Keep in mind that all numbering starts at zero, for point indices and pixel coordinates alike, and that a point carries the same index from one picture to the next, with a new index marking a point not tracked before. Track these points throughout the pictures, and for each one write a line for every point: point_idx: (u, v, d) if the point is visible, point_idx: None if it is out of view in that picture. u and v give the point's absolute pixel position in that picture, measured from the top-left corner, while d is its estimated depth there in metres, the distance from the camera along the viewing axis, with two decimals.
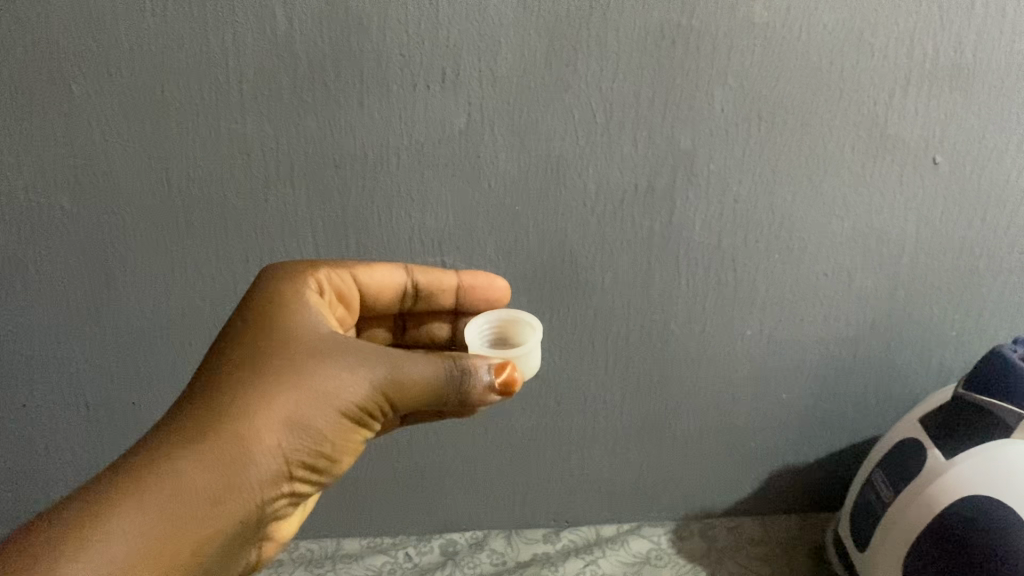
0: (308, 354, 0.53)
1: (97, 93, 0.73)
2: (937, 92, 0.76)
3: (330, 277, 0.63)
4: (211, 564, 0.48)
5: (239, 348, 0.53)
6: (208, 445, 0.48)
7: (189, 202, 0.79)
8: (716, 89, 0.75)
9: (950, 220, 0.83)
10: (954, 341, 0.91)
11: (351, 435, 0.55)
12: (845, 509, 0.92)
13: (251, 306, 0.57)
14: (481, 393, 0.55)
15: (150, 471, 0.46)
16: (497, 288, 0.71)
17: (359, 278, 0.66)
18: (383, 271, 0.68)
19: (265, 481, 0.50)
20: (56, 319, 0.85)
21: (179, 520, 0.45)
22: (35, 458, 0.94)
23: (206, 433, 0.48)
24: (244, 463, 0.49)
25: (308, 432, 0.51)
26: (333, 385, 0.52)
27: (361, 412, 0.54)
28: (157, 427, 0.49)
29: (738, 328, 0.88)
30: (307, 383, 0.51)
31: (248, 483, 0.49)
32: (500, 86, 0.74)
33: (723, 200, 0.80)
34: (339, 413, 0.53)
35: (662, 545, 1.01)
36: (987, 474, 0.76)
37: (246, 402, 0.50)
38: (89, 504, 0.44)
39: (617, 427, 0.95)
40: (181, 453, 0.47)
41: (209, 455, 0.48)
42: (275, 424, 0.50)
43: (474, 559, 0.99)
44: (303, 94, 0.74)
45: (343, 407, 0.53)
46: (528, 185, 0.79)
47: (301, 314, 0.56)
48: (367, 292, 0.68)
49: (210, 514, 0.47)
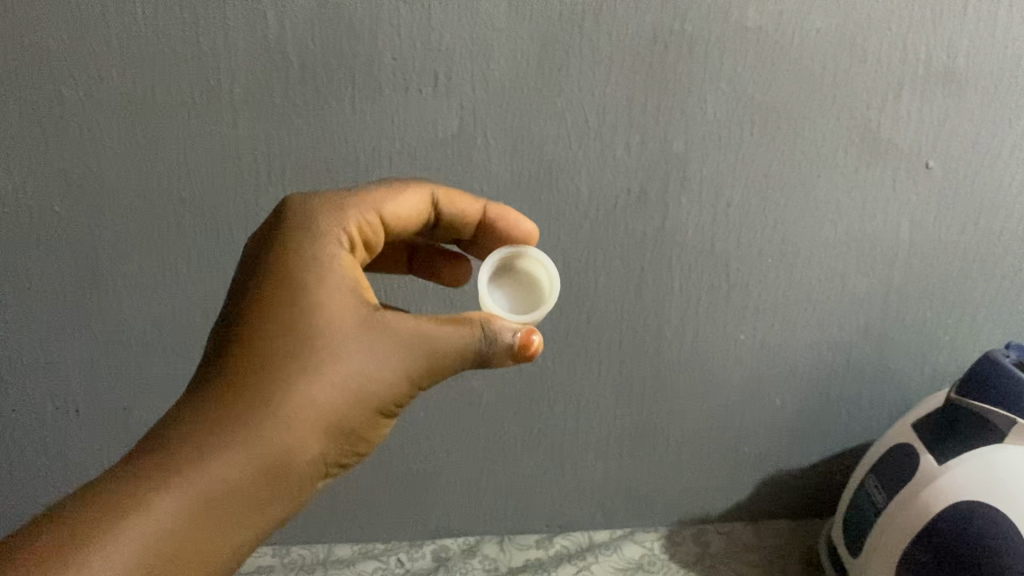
0: (349, 342, 0.50)
1: (88, 95, 0.73)
2: (930, 97, 0.76)
3: (358, 223, 0.58)
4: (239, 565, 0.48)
5: (275, 328, 0.50)
6: (248, 453, 0.46)
7: (181, 206, 0.78)
8: (709, 94, 0.74)
9: (943, 224, 0.83)
10: (948, 346, 0.91)
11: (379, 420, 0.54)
12: (838, 515, 0.92)
13: (284, 270, 0.52)
14: (501, 356, 0.55)
15: (187, 482, 0.44)
16: (525, 229, 0.69)
17: (385, 215, 0.61)
18: (409, 200, 0.63)
19: (305, 484, 0.49)
20: (46, 323, 0.84)
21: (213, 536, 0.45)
22: (24, 463, 0.93)
23: (245, 439, 0.46)
24: (282, 473, 0.47)
25: (347, 430, 0.50)
26: (373, 379, 0.50)
27: (391, 403, 0.52)
28: (187, 414, 0.47)
29: (731, 333, 0.88)
30: (350, 380, 0.50)
31: (288, 490, 0.48)
32: (493, 90, 0.73)
33: (716, 205, 0.80)
34: (372, 406, 0.51)
35: (655, 551, 1.01)
36: (980, 479, 0.76)
37: (287, 404, 0.48)
38: (119, 502, 0.43)
39: (611, 432, 0.95)
40: (219, 460, 0.45)
41: (249, 465, 0.46)
42: (316, 427, 0.48)
43: (466, 565, 0.99)
44: (295, 97, 0.73)
45: (376, 400, 0.51)
46: (521, 189, 0.78)
47: (339, 285, 0.52)
48: (393, 226, 0.62)
49: (245, 526, 0.46)
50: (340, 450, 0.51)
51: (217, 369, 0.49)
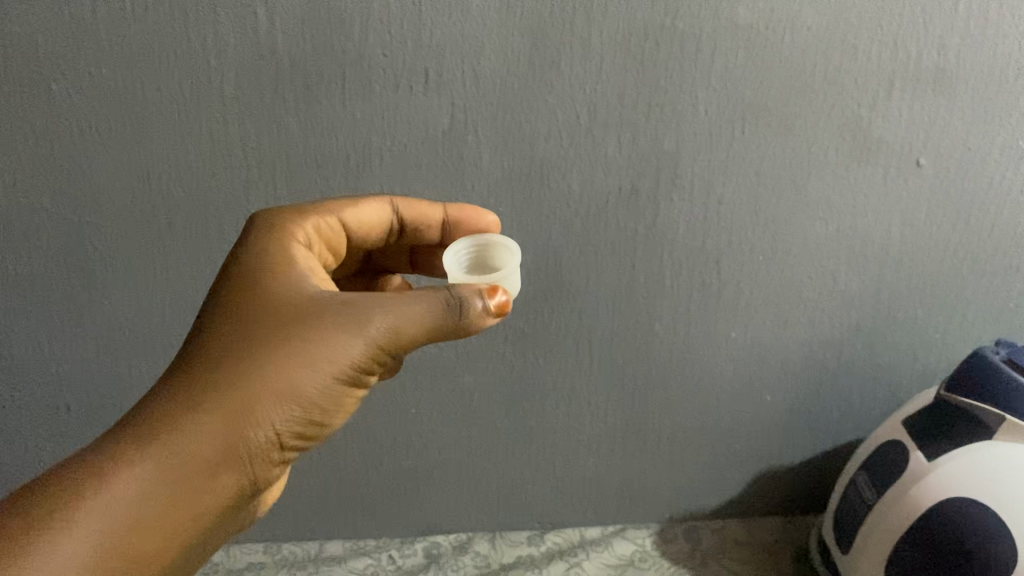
0: (297, 319, 0.50)
1: (78, 92, 0.72)
2: (920, 93, 0.76)
3: (318, 226, 0.62)
4: (199, 550, 0.48)
5: (232, 316, 0.51)
6: (194, 432, 0.46)
7: (171, 202, 0.78)
8: (700, 91, 0.75)
9: (934, 222, 0.83)
10: (938, 343, 0.91)
11: (350, 397, 0.52)
12: (829, 511, 0.92)
13: (242, 267, 0.54)
14: (476, 320, 0.51)
15: (133, 463, 0.45)
16: (485, 223, 0.69)
17: (346, 220, 0.64)
18: (368, 208, 0.66)
19: (260, 461, 0.49)
20: (36, 319, 0.84)
21: (163, 516, 0.45)
22: (14, 458, 0.93)
23: (193, 419, 0.47)
24: (233, 452, 0.47)
25: (302, 408, 0.49)
26: (325, 351, 0.49)
27: (354, 372, 0.51)
28: (147, 400, 0.48)
29: (722, 330, 0.88)
30: (301, 355, 0.49)
31: (241, 468, 0.48)
32: (483, 87, 0.73)
33: (707, 202, 0.80)
34: (332, 376, 0.50)
35: (646, 547, 1.01)
36: (969, 476, 0.76)
37: (235, 384, 0.48)
38: (69, 478, 0.44)
39: (602, 429, 0.95)
40: (165, 434, 0.46)
41: (196, 444, 0.46)
42: (266, 405, 0.48)
43: (458, 563, 0.98)
44: (284, 94, 0.73)
45: (335, 369, 0.50)
46: (513, 186, 0.78)
47: (292, 275, 0.53)
48: (355, 233, 0.66)
49: (196, 507, 0.46)
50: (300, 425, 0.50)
51: (180, 359, 0.50)
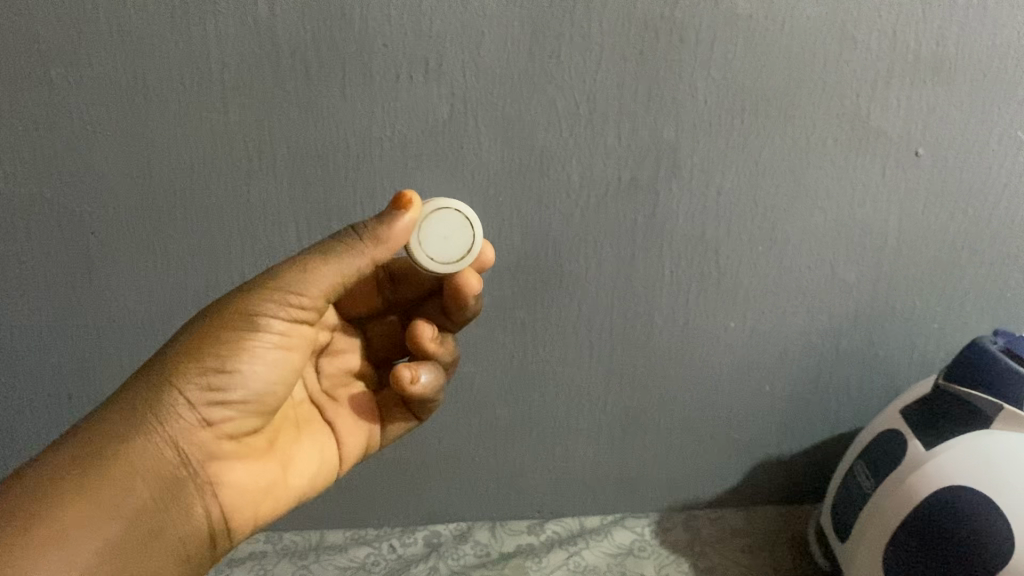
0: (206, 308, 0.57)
1: (79, 82, 0.73)
2: (919, 83, 0.76)
3: None
4: (145, 523, 0.51)
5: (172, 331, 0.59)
6: (111, 408, 0.52)
7: (171, 192, 0.78)
8: (699, 81, 0.75)
9: (932, 212, 0.83)
10: (936, 333, 0.91)
11: (268, 347, 0.56)
12: (828, 500, 0.93)
13: None
14: (363, 242, 0.55)
15: (63, 438, 0.51)
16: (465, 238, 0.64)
17: None
18: None
19: (181, 416, 0.53)
20: (38, 309, 0.84)
21: (85, 480, 0.49)
22: (16, 447, 0.94)
23: (111, 402, 0.53)
24: (146, 415, 0.52)
25: (212, 365, 0.54)
26: (227, 312, 0.55)
27: (256, 317, 0.55)
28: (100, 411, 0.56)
29: (721, 320, 0.89)
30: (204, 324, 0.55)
31: (157, 429, 0.52)
32: (483, 77, 0.74)
33: (706, 192, 0.80)
34: (233, 325, 0.55)
35: (645, 536, 1.01)
36: (968, 465, 0.76)
37: (154, 362, 0.54)
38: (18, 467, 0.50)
39: (602, 418, 0.96)
40: (93, 412, 0.52)
41: (112, 417, 0.52)
42: (175, 364, 0.53)
43: (458, 551, 0.99)
44: (285, 84, 0.73)
45: (235, 318, 0.55)
46: (513, 176, 0.78)
47: None
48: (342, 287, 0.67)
49: (117, 470, 0.50)
50: (210, 374, 0.54)
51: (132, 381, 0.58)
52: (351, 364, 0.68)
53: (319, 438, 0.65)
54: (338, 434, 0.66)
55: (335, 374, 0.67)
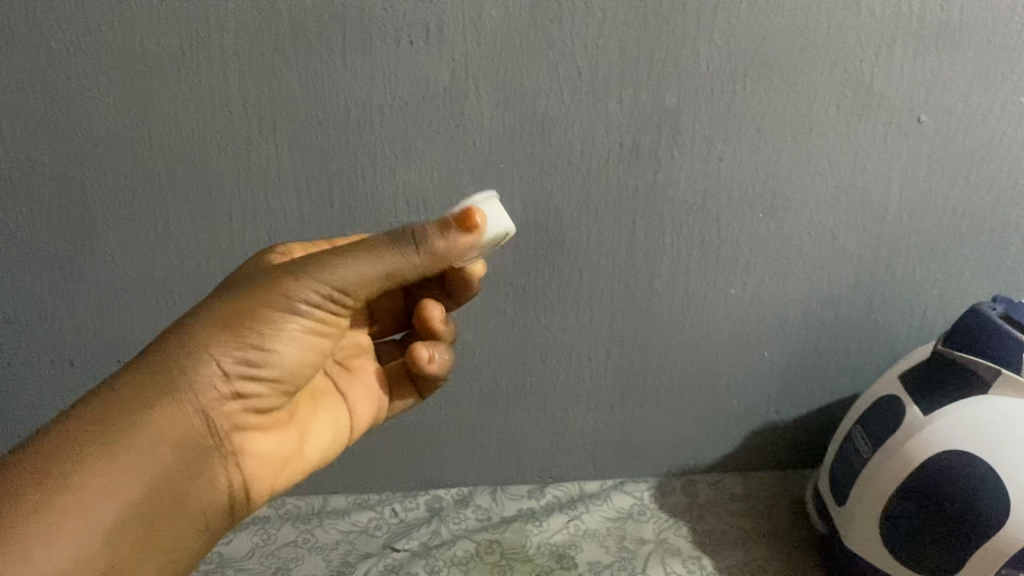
0: (239, 282, 0.56)
1: (76, 48, 0.72)
2: (923, 49, 0.76)
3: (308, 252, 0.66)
4: (169, 493, 0.51)
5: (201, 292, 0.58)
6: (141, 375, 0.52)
7: (171, 159, 0.78)
8: (702, 47, 0.74)
9: (934, 179, 0.83)
10: (936, 300, 0.92)
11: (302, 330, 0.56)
12: (825, 464, 0.93)
13: None
14: (428, 249, 0.54)
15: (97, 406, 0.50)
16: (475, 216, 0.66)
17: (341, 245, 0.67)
18: None
19: (215, 392, 0.53)
20: (39, 275, 0.85)
21: (119, 454, 0.48)
22: (19, 414, 0.94)
23: (141, 367, 0.52)
24: (179, 388, 0.52)
25: (249, 344, 0.54)
26: (272, 294, 0.54)
27: (302, 305, 0.55)
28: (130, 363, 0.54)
29: (721, 287, 0.89)
30: (239, 299, 0.54)
31: (190, 399, 0.52)
32: (484, 42, 0.73)
33: (708, 159, 0.80)
34: (280, 309, 0.54)
35: (644, 500, 1.02)
36: (964, 431, 0.77)
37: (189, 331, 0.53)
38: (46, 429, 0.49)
39: (602, 384, 0.96)
40: (126, 380, 0.51)
41: (141, 384, 0.51)
42: (213, 339, 0.53)
43: (460, 514, 1.00)
44: (285, 50, 0.73)
45: (283, 304, 0.54)
46: (513, 143, 0.78)
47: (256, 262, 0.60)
48: None
49: (149, 443, 0.50)
50: (247, 353, 0.54)
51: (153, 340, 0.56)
52: (360, 339, 0.69)
53: (335, 409, 0.65)
54: (351, 406, 0.67)
55: (348, 347, 0.68)
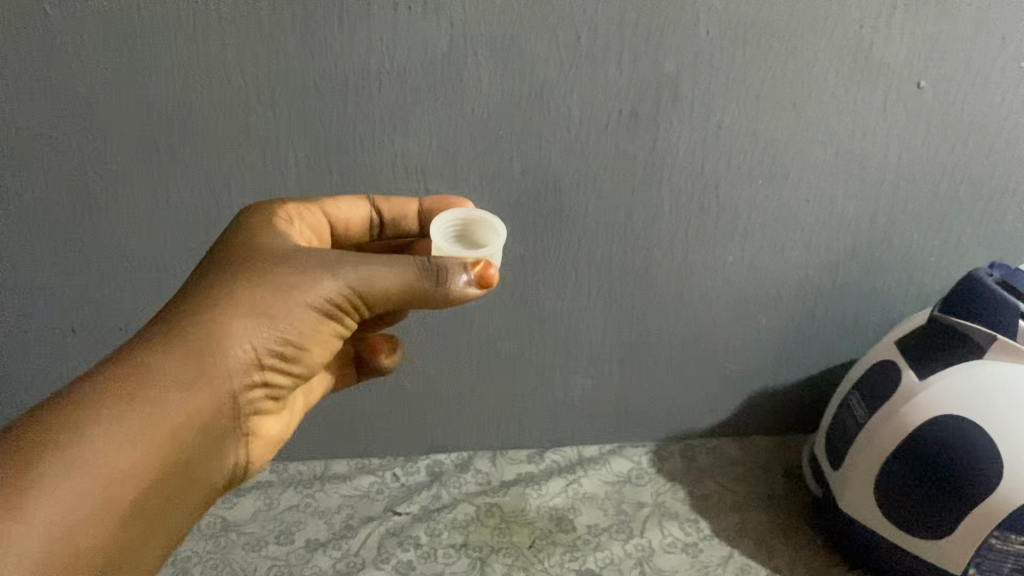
0: (268, 262, 0.55)
1: (72, 14, 0.72)
2: (924, 14, 0.75)
3: (303, 215, 0.64)
4: (189, 474, 0.51)
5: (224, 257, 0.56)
6: (175, 351, 0.51)
7: (170, 126, 0.78)
8: (701, 12, 0.74)
9: (933, 145, 0.83)
10: (932, 266, 0.92)
11: (320, 327, 0.57)
12: (822, 426, 0.94)
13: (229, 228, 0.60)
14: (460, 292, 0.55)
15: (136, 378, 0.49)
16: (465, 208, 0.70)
17: (328, 212, 0.66)
18: (347, 204, 0.67)
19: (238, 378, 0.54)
20: (39, 243, 0.85)
21: (159, 435, 0.49)
22: (21, 379, 0.95)
23: (171, 343, 0.51)
24: (209, 372, 0.52)
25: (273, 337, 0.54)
26: (303, 291, 0.54)
27: (328, 306, 0.55)
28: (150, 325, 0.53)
29: (720, 254, 0.89)
30: (270, 287, 0.54)
31: (220, 386, 0.53)
32: (482, 8, 0.73)
33: (707, 125, 0.80)
34: (309, 307, 0.55)
35: (642, 464, 1.04)
36: (960, 395, 0.78)
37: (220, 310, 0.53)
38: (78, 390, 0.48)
39: (600, 350, 0.97)
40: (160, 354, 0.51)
41: (179, 362, 0.51)
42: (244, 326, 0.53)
43: (460, 479, 1.01)
44: (282, 16, 0.72)
45: (313, 302, 0.55)
46: (512, 109, 0.78)
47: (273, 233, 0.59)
48: (342, 234, 0.68)
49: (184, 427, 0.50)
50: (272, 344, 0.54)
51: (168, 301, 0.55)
52: None
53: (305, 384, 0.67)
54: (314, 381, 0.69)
55: None
